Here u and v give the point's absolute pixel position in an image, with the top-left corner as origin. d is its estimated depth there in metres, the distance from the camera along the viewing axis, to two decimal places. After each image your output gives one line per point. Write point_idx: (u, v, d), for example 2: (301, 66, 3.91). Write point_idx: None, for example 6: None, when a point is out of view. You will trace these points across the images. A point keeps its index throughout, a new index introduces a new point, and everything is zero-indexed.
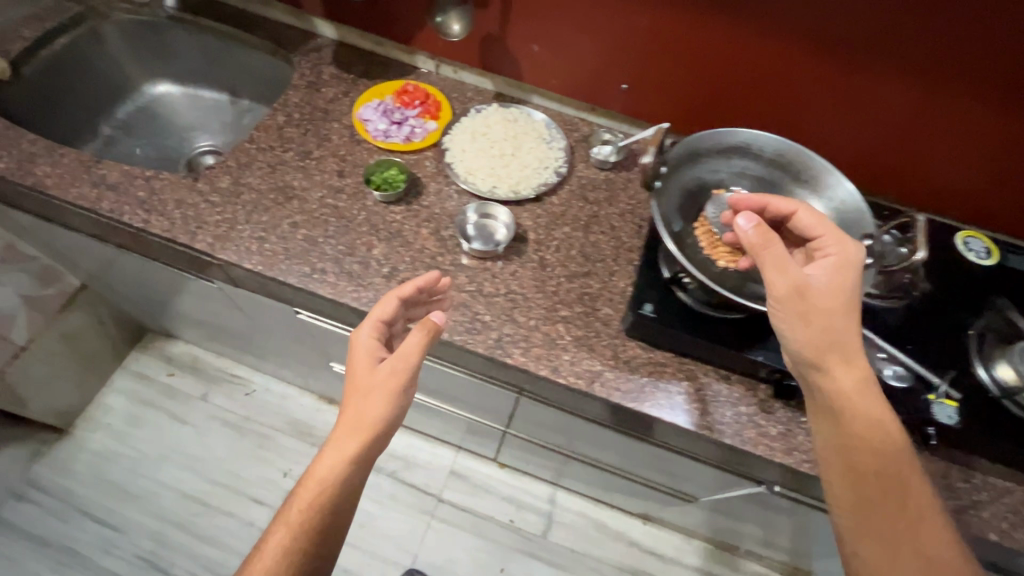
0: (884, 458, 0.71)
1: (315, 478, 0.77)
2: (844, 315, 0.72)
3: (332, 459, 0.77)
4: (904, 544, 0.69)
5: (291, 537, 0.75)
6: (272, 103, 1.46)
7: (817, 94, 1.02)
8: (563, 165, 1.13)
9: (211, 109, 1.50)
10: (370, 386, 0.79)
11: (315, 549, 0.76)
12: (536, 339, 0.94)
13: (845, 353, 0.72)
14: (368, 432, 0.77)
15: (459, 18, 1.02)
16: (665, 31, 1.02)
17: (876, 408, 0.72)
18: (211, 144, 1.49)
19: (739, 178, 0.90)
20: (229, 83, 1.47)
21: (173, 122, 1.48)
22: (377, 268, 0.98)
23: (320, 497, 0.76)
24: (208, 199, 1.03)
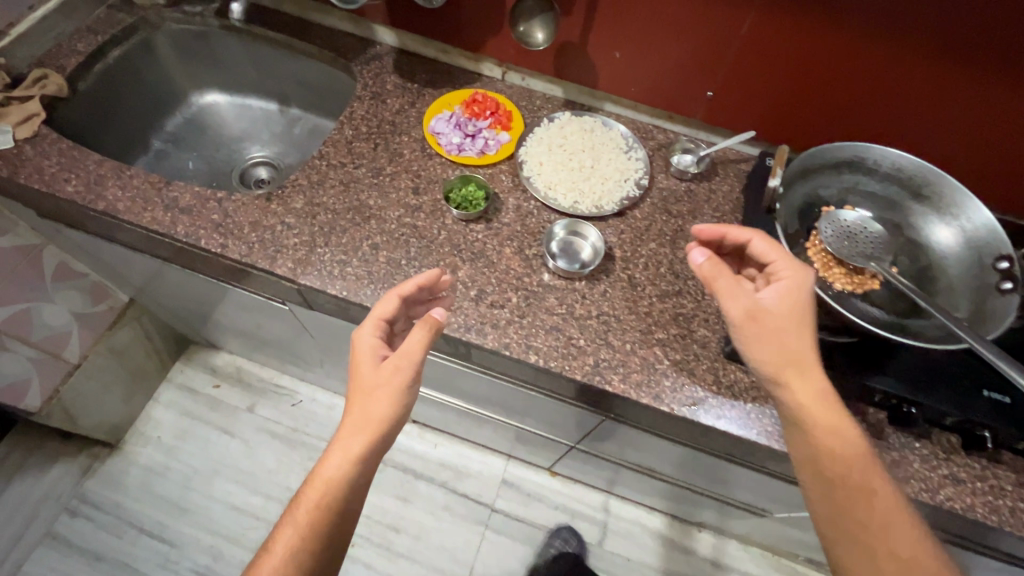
0: (845, 466, 0.70)
1: (322, 476, 0.74)
2: (796, 332, 0.72)
3: (343, 456, 0.74)
4: (882, 554, 0.67)
5: (298, 535, 0.72)
6: (325, 112, 1.42)
7: (921, 104, 0.95)
8: (643, 176, 1.09)
9: (261, 119, 1.46)
10: (377, 385, 0.76)
11: (321, 548, 0.72)
12: (634, 364, 0.91)
13: (799, 367, 0.72)
14: (374, 430, 0.75)
15: (543, 26, 0.97)
16: (762, 38, 0.95)
17: (835, 417, 0.71)
18: (263, 155, 1.45)
19: (849, 195, 0.87)
20: (279, 91, 1.43)
21: (223, 133, 1.44)
22: (463, 291, 0.95)
23: (327, 495, 0.73)
24: (284, 221, 0.99)
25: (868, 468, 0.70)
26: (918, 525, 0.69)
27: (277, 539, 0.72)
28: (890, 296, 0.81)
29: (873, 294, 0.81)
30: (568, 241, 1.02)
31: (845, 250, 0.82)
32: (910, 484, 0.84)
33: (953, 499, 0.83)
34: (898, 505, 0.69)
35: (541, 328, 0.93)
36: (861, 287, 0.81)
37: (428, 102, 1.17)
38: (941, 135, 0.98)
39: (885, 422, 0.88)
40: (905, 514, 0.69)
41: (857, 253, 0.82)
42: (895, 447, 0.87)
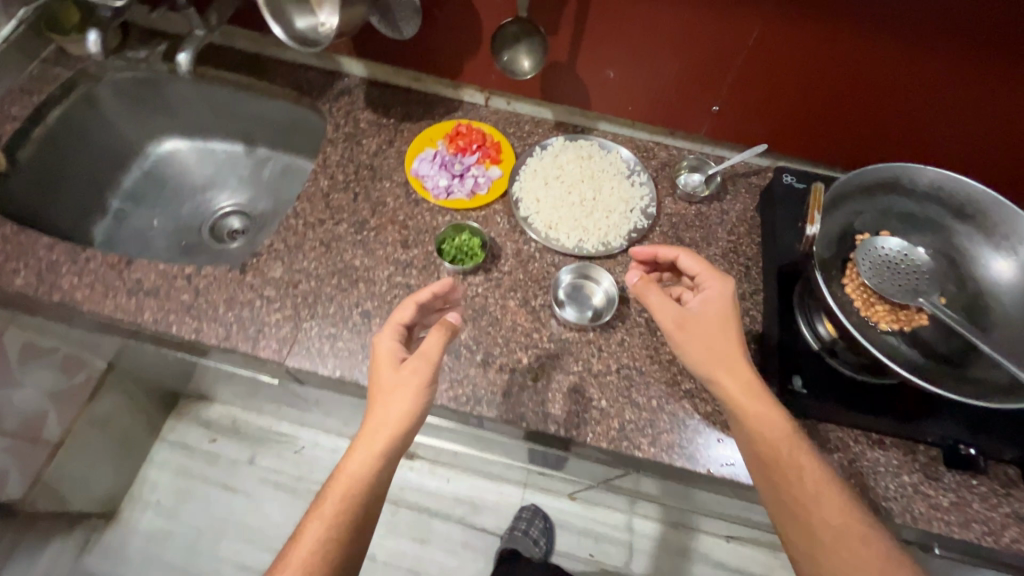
0: (781, 459, 0.69)
1: (344, 479, 0.67)
2: (724, 337, 0.74)
3: (365, 458, 0.67)
4: (826, 547, 0.65)
5: (317, 543, 0.64)
6: (296, 151, 1.32)
7: (949, 104, 0.87)
8: (650, 203, 1.00)
9: (225, 164, 1.36)
10: (395, 384, 0.70)
11: (340, 560, 0.64)
12: (663, 422, 0.83)
13: (726, 365, 0.73)
14: (395, 433, 0.68)
15: (529, 52, 0.88)
16: (773, 48, 0.85)
17: (768, 412, 0.71)
18: (233, 203, 1.34)
19: (883, 219, 0.79)
20: (243, 132, 1.32)
21: (187, 184, 1.34)
22: (468, 357, 0.86)
23: (348, 500, 0.66)
24: (263, 294, 0.90)
25: (805, 463, 0.69)
26: (866, 520, 0.66)
27: (295, 548, 0.64)
28: (942, 332, 0.73)
29: (922, 333, 0.74)
30: (578, 285, 0.94)
31: (885, 284, 0.75)
32: (973, 529, 0.78)
33: (1018, 540, 0.77)
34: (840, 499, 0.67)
35: (558, 390, 0.85)
36: (908, 324, 0.74)
37: (407, 139, 1.07)
38: (970, 135, 0.90)
39: (938, 460, 0.81)
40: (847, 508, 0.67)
41: (899, 287, 0.75)
42: (951, 488, 0.80)
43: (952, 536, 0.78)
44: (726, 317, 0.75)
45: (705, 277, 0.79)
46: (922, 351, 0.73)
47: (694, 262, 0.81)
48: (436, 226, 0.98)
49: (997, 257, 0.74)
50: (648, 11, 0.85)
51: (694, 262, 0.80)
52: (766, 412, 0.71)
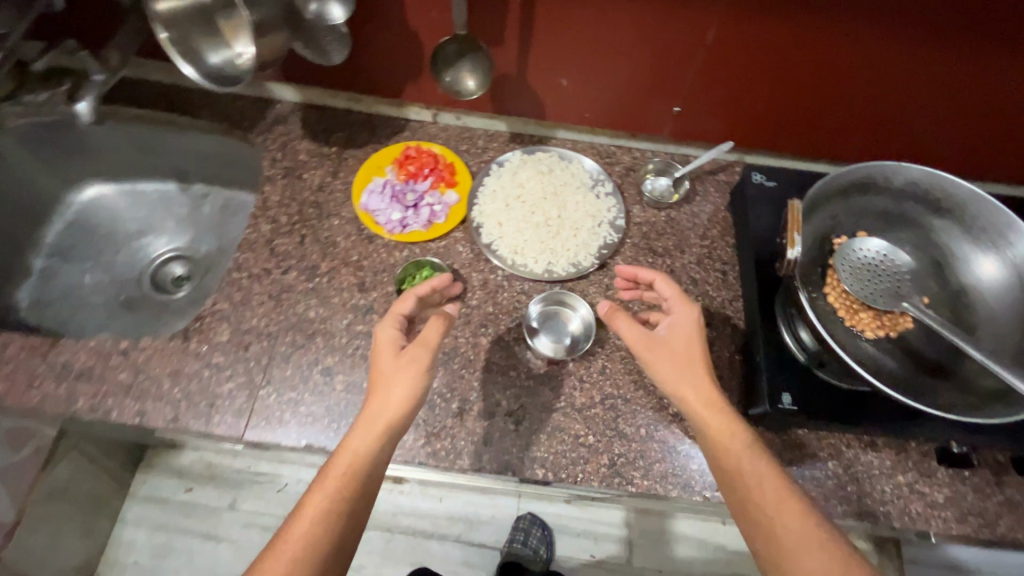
0: (743, 478, 0.63)
1: (345, 459, 0.63)
2: (690, 361, 0.69)
3: (367, 438, 0.64)
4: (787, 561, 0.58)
5: (314, 526, 0.59)
6: (233, 184, 1.17)
7: (916, 89, 0.83)
8: (618, 214, 0.95)
9: (156, 204, 1.21)
10: (397, 367, 0.67)
11: (335, 550, 0.59)
12: (653, 451, 0.80)
13: (689, 383, 0.68)
14: (396, 416, 0.65)
15: (473, 70, 0.80)
16: (732, 45, 0.80)
17: (731, 431, 0.65)
18: (173, 248, 1.22)
19: (858, 219, 0.76)
20: (172, 168, 1.18)
21: (116, 231, 1.20)
22: (444, 406, 0.81)
23: (349, 482, 0.61)
24: (211, 362, 0.82)
25: (775, 485, 0.62)
26: (846, 548, 0.58)
27: (290, 530, 0.59)
28: (927, 335, 0.71)
29: (907, 337, 0.71)
30: (554, 313, 0.88)
31: (866, 290, 0.72)
32: (970, 522, 0.78)
33: (1013, 527, 0.77)
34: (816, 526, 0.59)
35: (542, 431, 0.80)
36: (893, 329, 0.72)
37: (353, 169, 0.98)
38: (937, 116, 0.87)
39: (930, 456, 0.80)
40: (822, 538, 0.59)
41: (881, 292, 0.72)
42: (946, 483, 0.79)
43: (950, 532, 0.77)
44: (693, 343, 0.70)
45: (673, 305, 0.74)
46: (910, 357, 0.70)
47: (666, 288, 0.76)
48: (394, 263, 0.91)
49: (978, 254, 0.72)
50: (597, 16, 0.78)
51: (667, 287, 0.75)
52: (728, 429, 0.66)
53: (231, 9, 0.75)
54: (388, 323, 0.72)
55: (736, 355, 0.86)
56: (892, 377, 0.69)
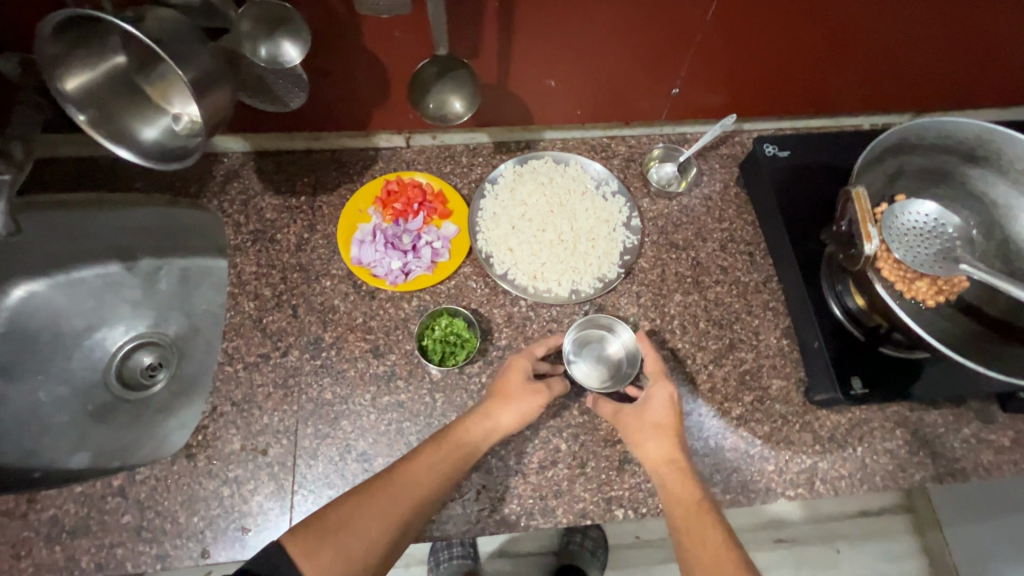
0: (690, 531, 0.63)
1: (459, 436, 0.67)
2: (662, 430, 0.69)
3: (482, 431, 0.68)
4: None
5: (418, 478, 0.62)
6: (196, 252, 0.92)
7: (927, 36, 0.77)
8: (631, 214, 0.88)
9: (101, 291, 0.91)
10: (515, 391, 0.70)
11: (426, 507, 0.62)
12: (727, 461, 0.76)
13: (657, 442, 0.68)
14: (507, 427, 0.69)
15: (457, 91, 0.70)
16: (734, 17, 0.72)
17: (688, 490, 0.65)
18: (136, 338, 0.94)
19: (896, 181, 0.72)
20: (111, 244, 0.89)
21: (57, 335, 0.90)
22: (501, 466, 0.74)
23: (452, 459, 0.65)
24: (229, 477, 0.72)
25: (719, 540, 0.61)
26: None
27: (395, 475, 0.62)
28: (983, 291, 0.69)
29: (964, 301, 0.69)
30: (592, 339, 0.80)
31: (921, 257, 0.68)
32: None
33: None
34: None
35: (610, 469, 0.74)
36: (950, 291, 0.68)
37: (331, 218, 0.87)
38: (948, 59, 0.82)
39: (989, 403, 0.80)
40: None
41: (936, 253, 0.68)
42: (1008, 426, 0.80)
43: (1019, 473, 0.78)
44: (666, 415, 0.70)
45: (651, 377, 0.73)
46: (970, 317, 0.69)
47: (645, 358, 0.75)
48: (406, 317, 0.81)
49: None
50: (585, 11, 0.69)
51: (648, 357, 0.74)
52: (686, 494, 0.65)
53: (157, 68, 0.62)
54: (523, 359, 0.73)
55: (783, 341, 0.83)
56: (960, 342, 0.67)
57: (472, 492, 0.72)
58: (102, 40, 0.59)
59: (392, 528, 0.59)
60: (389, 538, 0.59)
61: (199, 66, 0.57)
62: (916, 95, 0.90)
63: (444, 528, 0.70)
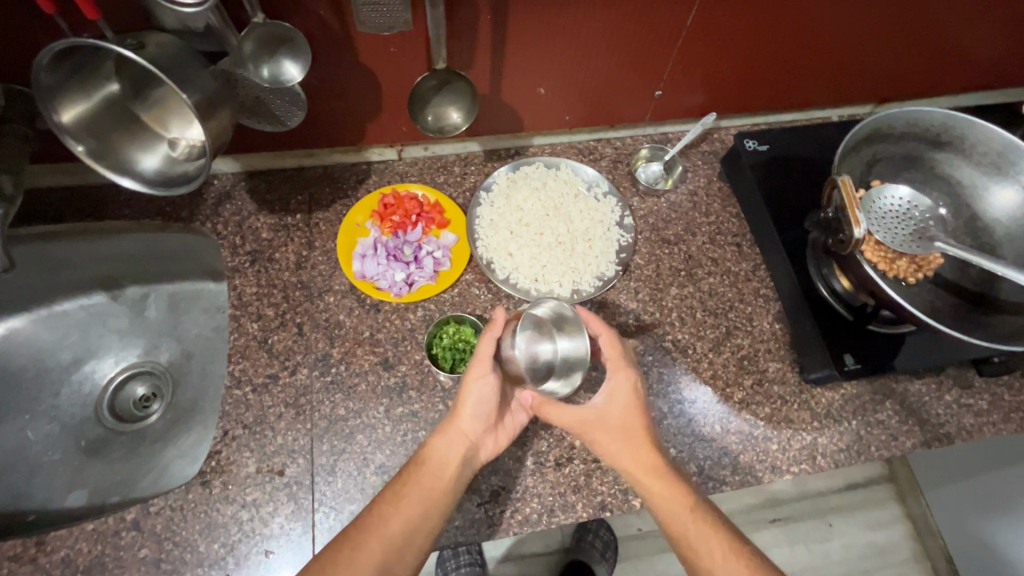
0: (684, 535, 0.64)
1: (424, 460, 0.66)
2: (632, 434, 0.68)
3: (444, 446, 0.67)
4: None
5: (384, 522, 0.62)
6: (184, 276, 0.91)
7: (888, 31, 0.83)
8: (624, 213, 0.91)
9: (87, 323, 0.88)
10: (472, 373, 0.68)
11: (403, 546, 0.61)
12: (734, 443, 0.79)
13: (631, 451, 0.67)
14: (468, 429, 0.68)
15: (456, 103, 0.75)
16: (711, 24, 0.76)
17: (674, 496, 0.65)
18: (125, 369, 0.91)
19: (872, 168, 0.76)
20: (95, 275, 0.86)
21: (40, 371, 0.86)
22: (519, 466, 0.75)
23: (419, 484, 0.64)
24: (247, 500, 0.71)
25: (712, 535, 0.64)
26: None
27: (361, 527, 0.62)
28: (957, 265, 0.74)
29: (940, 275, 0.74)
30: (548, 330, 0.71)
31: (898, 236, 0.73)
32: (1012, 418, 0.85)
33: None
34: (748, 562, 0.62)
35: None
36: (928, 268, 0.73)
37: (329, 234, 0.87)
38: (906, 52, 0.88)
39: (966, 369, 0.86)
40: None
41: (911, 233, 0.73)
42: (984, 389, 0.85)
43: (998, 432, 0.84)
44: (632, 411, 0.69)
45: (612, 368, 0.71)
46: (948, 291, 0.74)
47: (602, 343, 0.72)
48: (412, 327, 0.82)
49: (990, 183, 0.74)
50: (573, 23, 0.72)
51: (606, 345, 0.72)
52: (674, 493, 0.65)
53: (152, 93, 0.62)
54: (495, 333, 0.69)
55: (776, 325, 0.87)
56: (940, 314, 0.72)
57: (493, 494, 0.73)
58: (95, 70, 0.58)
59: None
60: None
61: (203, 88, 0.57)
62: (877, 87, 0.96)
63: (468, 532, 0.71)
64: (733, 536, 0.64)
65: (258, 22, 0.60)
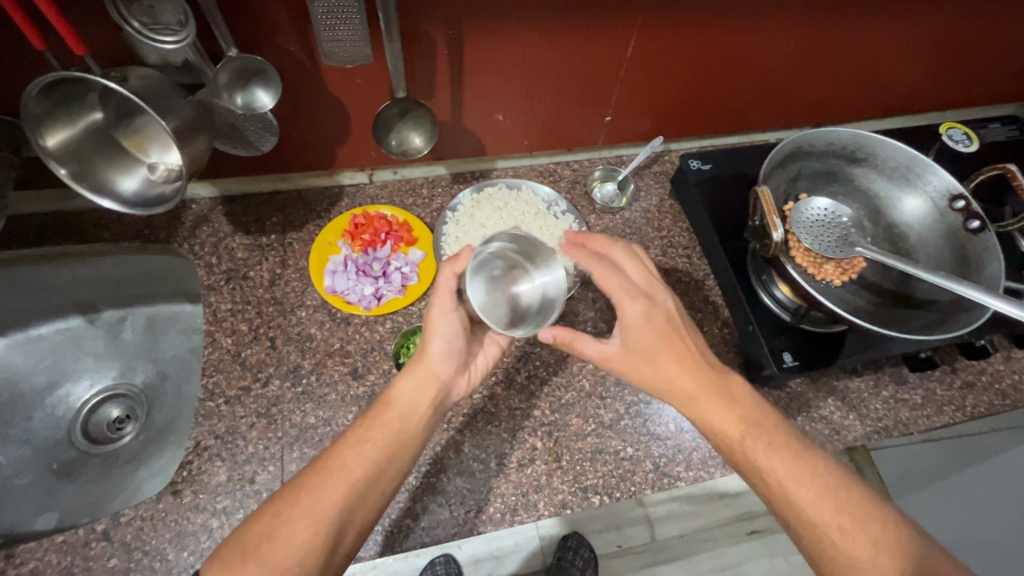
0: (753, 460, 0.61)
1: (388, 401, 0.65)
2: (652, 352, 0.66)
3: (412, 388, 0.66)
4: (808, 508, 0.57)
5: (344, 465, 0.59)
6: (157, 296, 0.93)
7: (811, 64, 0.92)
8: (581, 228, 0.97)
9: (63, 348, 0.90)
10: (434, 312, 0.66)
11: (362, 492, 0.59)
12: (689, 442, 0.83)
13: (682, 374, 0.65)
14: (439, 369, 0.67)
15: (417, 128, 0.82)
16: (650, 55, 0.84)
17: (727, 419, 0.63)
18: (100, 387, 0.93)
19: (799, 182, 0.84)
20: (72, 298, 0.88)
21: (14, 396, 0.87)
22: (483, 468, 0.79)
23: (384, 425, 0.63)
24: (217, 507, 0.74)
25: (788, 460, 0.60)
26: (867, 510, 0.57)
27: (322, 470, 0.59)
28: (877, 268, 0.82)
29: (863, 275, 0.82)
30: (517, 241, 0.71)
31: (825, 244, 0.81)
32: (944, 411, 0.91)
33: (976, 404, 0.92)
34: (815, 473, 0.59)
35: (583, 459, 0.81)
36: (853, 271, 0.81)
37: (302, 252, 0.92)
38: (829, 80, 0.97)
39: (899, 366, 0.92)
40: (830, 497, 0.58)
41: (836, 240, 0.81)
42: (917, 384, 0.92)
43: (931, 424, 0.90)
44: (653, 335, 0.66)
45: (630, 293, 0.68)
46: (870, 291, 0.81)
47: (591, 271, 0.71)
48: (381, 339, 0.87)
49: (905, 195, 0.83)
50: (523, 55, 0.79)
51: (600, 276, 0.69)
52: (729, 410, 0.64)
53: (132, 120, 0.67)
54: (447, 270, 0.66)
55: (724, 329, 0.93)
56: (865, 312, 0.79)
57: (458, 495, 0.77)
58: (81, 101, 0.64)
59: (326, 525, 0.56)
60: (327, 533, 0.55)
61: (180, 117, 0.62)
62: (808, 113, 1.06)
63: (433, 532, 0.74)
64: (809, 454, 0.61)
65: (233, 56, 0.66)
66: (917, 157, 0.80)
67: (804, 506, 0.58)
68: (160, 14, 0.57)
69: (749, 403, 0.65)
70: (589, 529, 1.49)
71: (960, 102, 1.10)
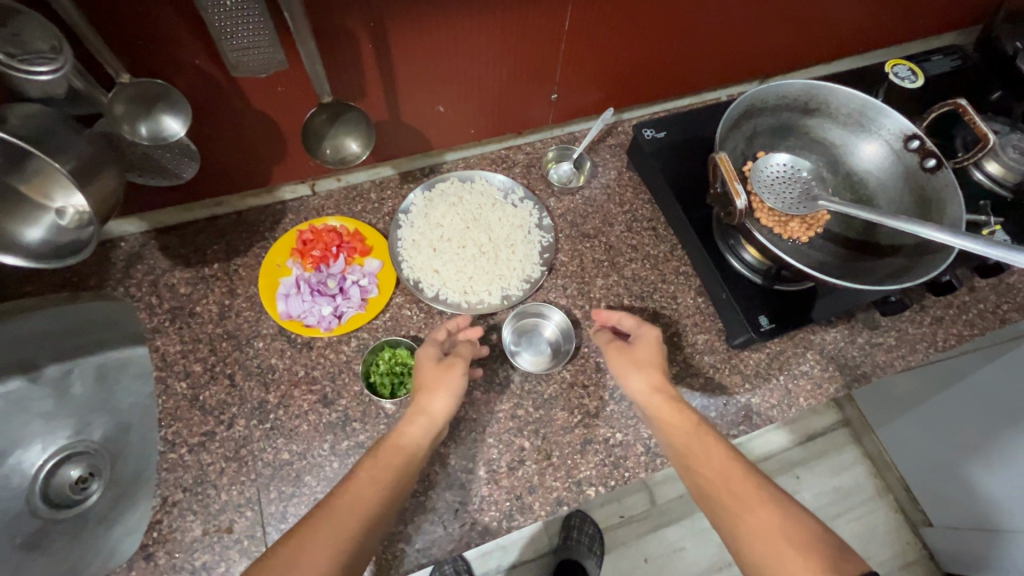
0: (698, 465, 0.63)
1: (393, 442, 0.64)
2: (645, 364, 0.73)
3: (418, 431, 0.66)
4: (740, 510, 0.57)
5: (361, 495, 0.57)
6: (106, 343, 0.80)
7: (754, 16, 0.89)
8: (541, 215, 0.94)
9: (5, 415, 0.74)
10: (451, 367, 0.71)
11: (378, 525, 0.56)
12: None
13: (653, 390, 0.70)
14: (443, 418, 0.68)
15: (352, 133, 0.76)
16: (586, 27, 0.80)
17: (681, 425, 0.66)
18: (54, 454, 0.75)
19: (755, 141, 0.82)
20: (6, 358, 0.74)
21: None
22: (472, 479, 0.76)
23: (395, 462, 0.61)
24: (196, 561, 0.70)
25: (735, 468, 0.61)
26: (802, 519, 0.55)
27: (334, 505, 0.56)
28: (841, 219, 0.81)
29: (827, 227, 0.81)
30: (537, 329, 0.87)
31: (788, 202, 0.80)
32: (918, 349, 0.92)
33: (947, 337, 0.93)
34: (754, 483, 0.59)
35: (574, 453, 0.79)
36: (818, 226, 0.81)
37: (250, 279, 0.86)
38: (773, 30, 0.95)
39: (871, 312, 0.93)
40: (768, 505, 0.57)
41: (798, 196, 0.80)
42: (890, 327, 0.93)
43: (908, 365, 0.91)
44: (655, 350, 0.74)
45: (638, 325, 0.77)
46: (836, 243, 0.81)
47: (627, 323, 0.78)
48: (348, 359, 0.82)
49: (863, 142, 0.81)
50: (455, 44, 0.74)
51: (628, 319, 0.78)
52: (687, 420, 0.67)
53: (20, 164, 0.56)
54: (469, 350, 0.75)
55: (698, 298, 0.91)
56: (833, 267, 0.78)
57: (451, 511, 0.74)
58: None
59: (349, 549, 0.52)
60: (350, 559, 0.52)
61: (78, 155, 0.56)
62: (756, 65, 1.04)
63: (430, 552, 0.72)
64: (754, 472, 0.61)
65: (125, 81, 0.60)
66: (869, 102, 0.79)
67: (736, 508, 0.58)
68: (29, 43, 0.50)
69: (693, 419, 0.67)
70: (591, 505, 1.49)
71: (902, 37, 1.09)
